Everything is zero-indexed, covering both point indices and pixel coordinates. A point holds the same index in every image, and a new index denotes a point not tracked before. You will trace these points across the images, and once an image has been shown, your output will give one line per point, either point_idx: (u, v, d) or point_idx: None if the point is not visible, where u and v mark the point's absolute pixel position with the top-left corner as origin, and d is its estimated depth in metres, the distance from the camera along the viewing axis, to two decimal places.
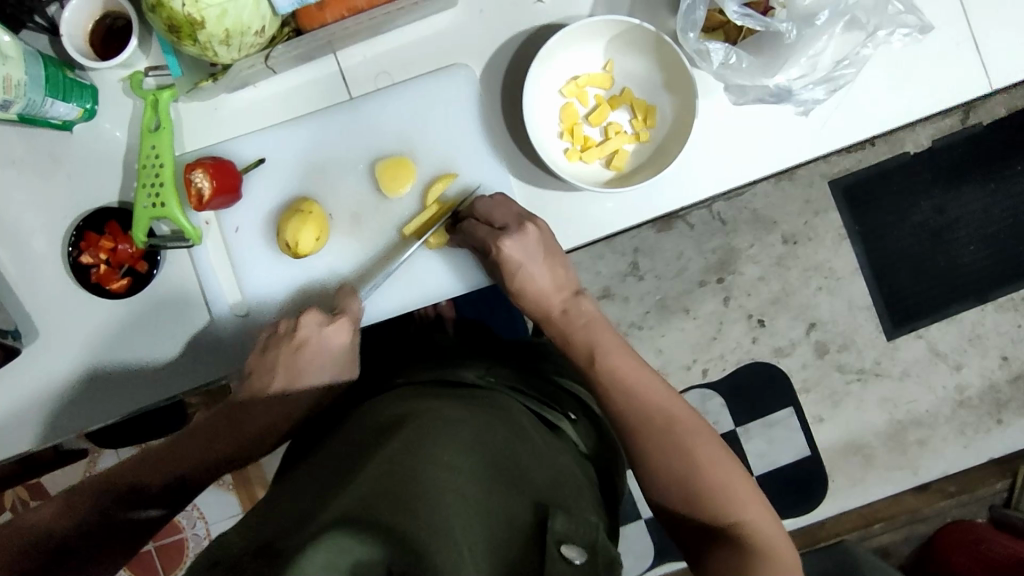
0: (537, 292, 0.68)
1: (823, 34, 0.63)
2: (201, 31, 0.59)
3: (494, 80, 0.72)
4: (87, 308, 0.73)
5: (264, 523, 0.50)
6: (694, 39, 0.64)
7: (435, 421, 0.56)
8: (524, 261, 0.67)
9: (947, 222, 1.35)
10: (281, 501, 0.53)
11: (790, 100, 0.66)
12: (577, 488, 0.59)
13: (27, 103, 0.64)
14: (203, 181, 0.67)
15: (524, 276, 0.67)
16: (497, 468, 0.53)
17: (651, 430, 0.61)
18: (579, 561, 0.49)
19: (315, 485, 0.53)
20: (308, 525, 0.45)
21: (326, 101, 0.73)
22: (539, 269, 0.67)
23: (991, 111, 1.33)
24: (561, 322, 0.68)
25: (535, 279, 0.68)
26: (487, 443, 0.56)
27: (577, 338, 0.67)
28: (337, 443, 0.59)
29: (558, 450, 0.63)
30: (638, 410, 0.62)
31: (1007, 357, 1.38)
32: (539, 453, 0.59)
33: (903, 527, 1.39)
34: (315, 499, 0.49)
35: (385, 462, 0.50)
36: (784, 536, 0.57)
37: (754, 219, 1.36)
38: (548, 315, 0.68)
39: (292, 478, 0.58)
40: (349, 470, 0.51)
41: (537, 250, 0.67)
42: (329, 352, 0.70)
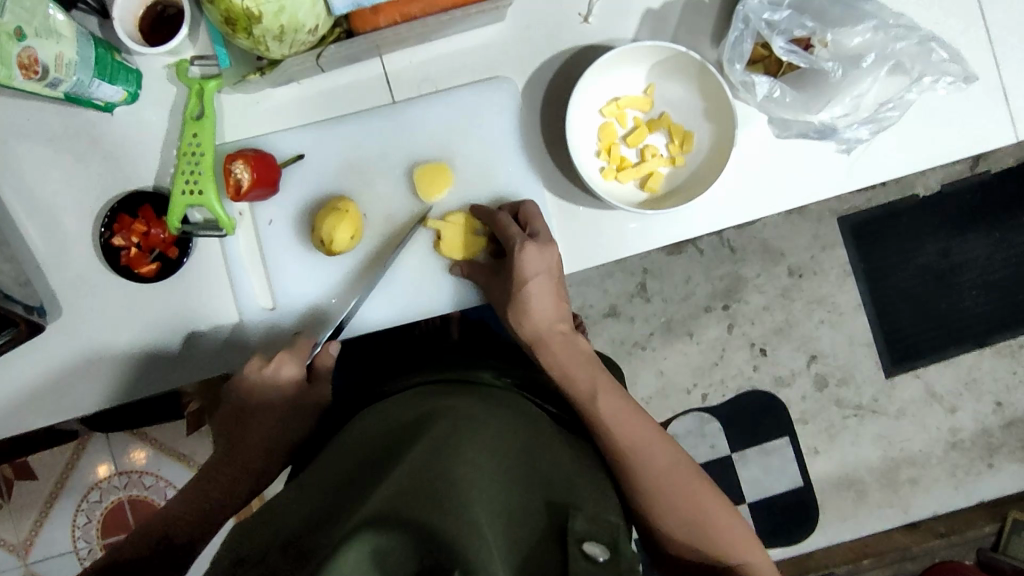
0: (541, 312, 0.69)
1: (867, 76, 0.66)
2: (256, 25, 0.60)
3: (535, 95, 0.73)
4: (112, 290, 0.73)
5: (287, 521, 0.48)
6: (741, 70, 0.66)
7: (459, 421, 0.55)
8: (538, 274, 0.68)
9: (951, 265, 1.37)
10: (303, 497, 0.52)
11: (833, 137, 0.67)
12: (599, 493, 0.59)
13: (75, 83, 0.65)
14: (243, 173, 0.68)
15: (531, 292, 0.68)
16: (521, 468, 0.53)
17: (648, 473, 0.64)
18: (603, 559, 0.47)
19: (339, 484, 0.52)
20: (333, 524, 0.44)
21: (370, 102, 0.73)
22: (548, 291, 0.69)
23: (1000, 160, 1.36)
24: (561, 349, 0.69)
25: (539, 301, 0.69)
26: (510, 442, 0.55)
27: (570, 363, 0.69)
28: (359, 440, 0.58)
29: (579, 457, 0.63)
30: (637, 451, 0.64)
31: (1002, 403, 1.40)
32: (560, 458, 0.59)
33: (890, 565, 1.40)
34: (338, 500, 0.48)
35: (410, 461, 0.49)
36: (776, 568, 0.64)
37: (763, 249, 1.38)
38: (546, 339, 0.69)
39: (311, 472, 0.57)
40: (374, 471, 0.50)
41: (550, 272, 0.69)
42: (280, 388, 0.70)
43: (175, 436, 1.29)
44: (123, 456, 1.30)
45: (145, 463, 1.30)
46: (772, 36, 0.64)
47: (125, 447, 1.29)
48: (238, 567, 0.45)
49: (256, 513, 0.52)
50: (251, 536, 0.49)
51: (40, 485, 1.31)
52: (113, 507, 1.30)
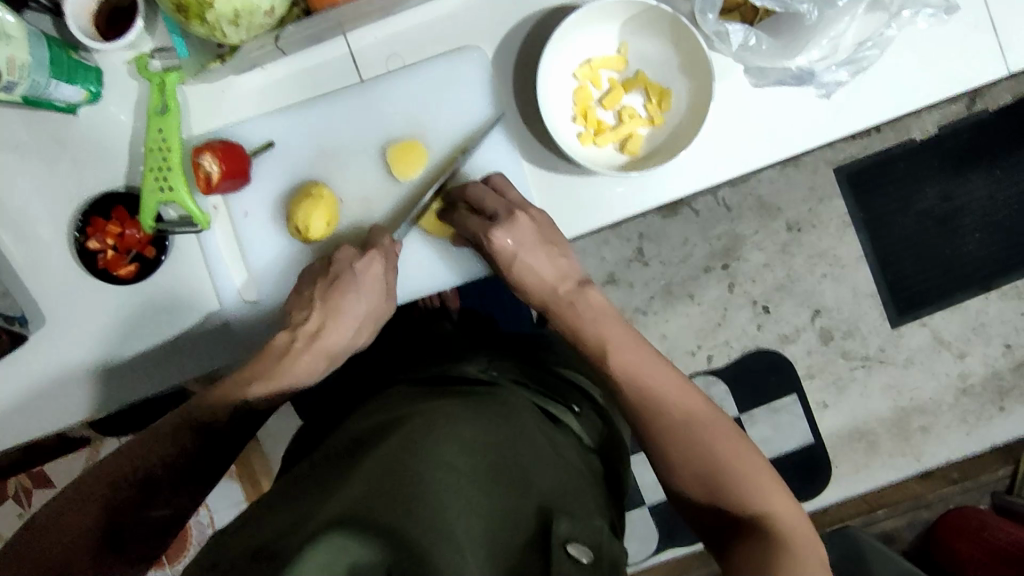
0: (537, 281, 0.68)
1: (845, 15, 0.62)
2: (210, 10, 0.58)
3: (506, 62, 0.70)
4: (93, 293, 0.72)
5: (265, 520, 0.49)
6: (713, 20, 0.63)
7: (436, 421, 0.56)
8: (518, 251, 0.67)
9: (952, 209, 1.35)
10: (283, 496, 0.53)
11: (812, 82, 0.65)
12: (580, 488, 0.59)
13: (31, 85, 0.63)
14: (212, 166, 0.66)
15: (522, 268, 0.67)
16: (499, 466, 0.53)
17: (665, 423, 0.61)
18: (585, 560, 0.47)
19: (316, 481, 0.53)
20: (301, 525, 0.45)
21: (336, 84, 0.71)
22: (538, 258, 0.67)
23: (998, 98, 1.32)
24: (567, 313, 0.67)
25: (534, 271, 0.68)
26: (489, 441, 0.55)
27: (581, 324, 0.66)
28: (338, 441, 0.59)
29: (561, 448, 0.63)
30: (652, 403, 0.62)
31: (1011, 345, 1.38)
32: (542, 451, 0.59)
33: (906, 513, 1.39)
34: (312, 499, 0.49)
35: (382, 464, 0.50)
36: (807, 521, 0.57)
37: (759, 206, 1.35)
38: (550, 307, 0.68)
39: (296, 471, 0.57)
40: (348, 470, 0.51)
41: (531, 239, 0.67)
42: (366, 285, 0.68)
43: None
44: None
45: None
46: None
47: None
48: (210, 573, 0.45)
49: (240, 515, 0.53)
50: (228, 536, 0.50)
51: (58, 491, 1.32)
52: None
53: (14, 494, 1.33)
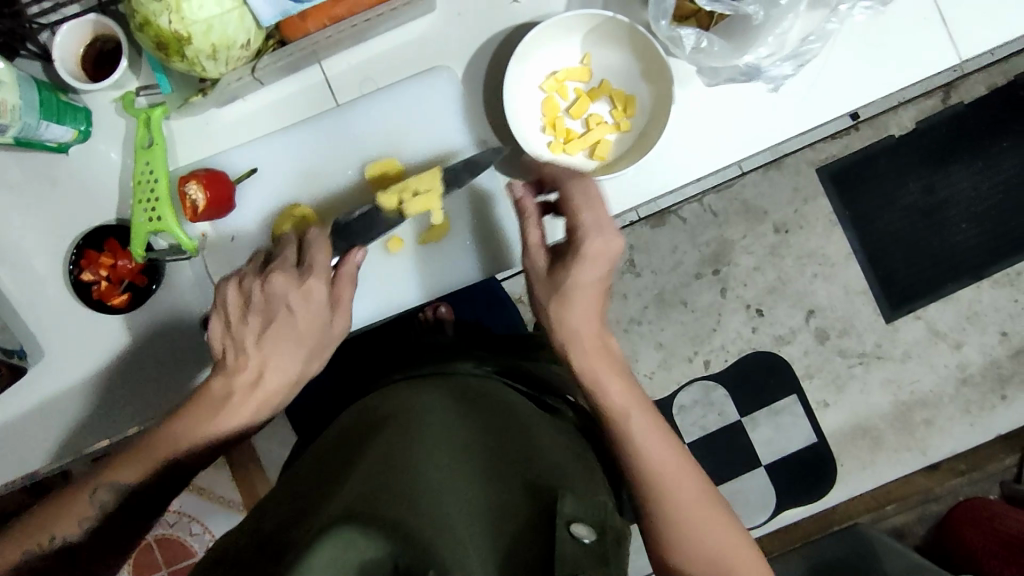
0: (586, 306, 0.62)
1: (789, 13, 0.64)
2: (187, 46, 0.62)
3: (475, 81, 0.74)
4: (91, 326, 0.74)
5: (269, 516, 0.51)
6: (666, 26, 0.66)
7: (430, 420, 0.58)
8: (598, 267, 0.61)
9: (937, 202, 1.37)
10: (284, 495, 0.54)
11: (761, 76, 0.67)
12: (579, 469, 0.60)
13: (22, 127, 0.66)
14: (197, 193, 0.69)
15: (583, 285, 0.61)
16: (495, 457, 0.55)
17: (665, 493, 0.57)
18: (589, 539, 0.47)
19: (315, 478, 0.54)
20: (307, 519, 0.46)
21: (315, 108, 0.75)
22: (595, 282, 0.62)
23: (972, 90, 1.35)
24: (595, 356, 0.61)
25: (589, 296, 0.61)
26: (483, 435, 0.57)
27: (603, 370, 0.61)
28: (334, 437, 0.60)
29: (559, 434, 0.65)
30: (654, 478, 0.57)
31: (1007, 333, 1.39)
32: (537, 438, 0.61)
33: (914, 508, 1.40)
34: (313, 494, 0.51)
35: (380, 460, 0.51)
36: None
37: (745, 210, 1.38)
38: (581, 333, 0.61)
39: (298, 469, 0.59)
40: (346, 465, 0.53)
41: (606, 266, 0.62)
42: (307, 314, 0.63)
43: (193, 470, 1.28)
44: None
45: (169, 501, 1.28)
46: None
47: None
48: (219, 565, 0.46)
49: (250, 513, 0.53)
50: (231, 538, 0.50)
51: None
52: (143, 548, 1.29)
53: None
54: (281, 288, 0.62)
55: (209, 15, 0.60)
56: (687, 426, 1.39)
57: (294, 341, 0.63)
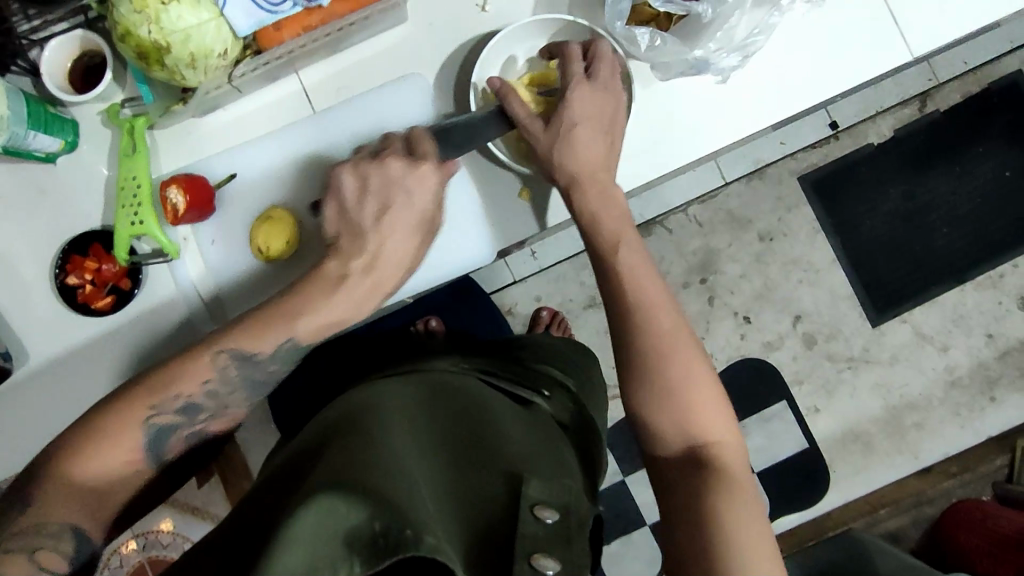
0: (588, 158, 0.68)
1: (734, 10, 0.67)
2: (167, 55, 0.65)
3: (448, 88, 0.77)
4: (80, 332, 0.76)
5: (251, 500, 0.52)
6: (621, 27, 0.69)
7: (404, 415, 0.59)
8: (592, 114, 0.68)
9: (917, 207, 1.39)
10: (265, 482, 0.55)
11: (710, 69, 0.70)
12: (552, 456, 0.61)
13: (11, 136, 0.69)
14: (177, 197, 0.72)
15: (580, 136, 0.68)
16: (465, 448, 0.57)
17: (665, 360, 0.62)
18: (552, 521, 0.49)
19: (293, 465, 0.55)
20: (286, 497, 0.48)
21: (292, 115, 0.77)
22: (593, 134, 0.68)
23: (947, 98, 1.38)
24: (596, 205, 0.68)
25: (586, 144, 0.68)
26: (456, 428, 0.59)
27: (607, 218, 0.68)
28: (313, 428, 0.61)
29: (535, 425, 0.66)
30: (659, 347, 0.62)
31: (993, 334, 1.40)
32: (511, 428, 0.62)
33: (909, 512, 1.40)
34: (291, 479, 0.52)
35: (356, 445, 0.53)
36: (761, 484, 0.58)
37: (730, 219, 1.40)
38: (601, 215, 0.68)
39: (279, 458, 0.60)
40: (324, 451, 0.54)
41: (602, 116, 0.69)
42: (415, 184, 0.68)
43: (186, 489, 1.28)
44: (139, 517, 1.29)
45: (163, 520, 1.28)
46: None
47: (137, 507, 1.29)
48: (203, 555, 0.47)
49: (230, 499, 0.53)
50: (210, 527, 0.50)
51: None
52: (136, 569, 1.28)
53: None
54: (396, 172, 0.68)
55: (187, 26, 0.64)
56: None
57: (410, 226, 0.69)
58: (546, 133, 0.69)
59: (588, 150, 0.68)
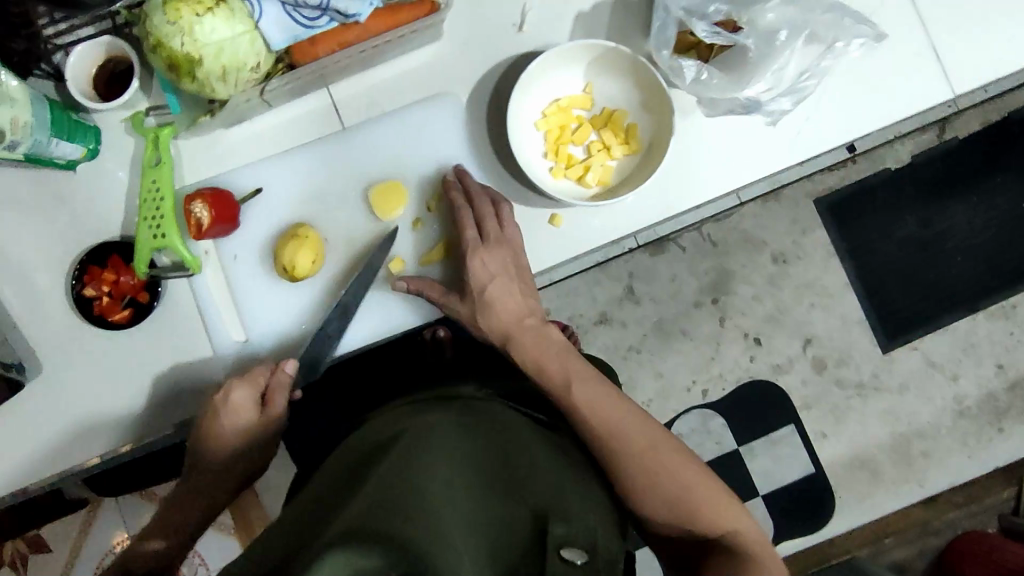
0: (505, 305, 0.70)
1: (786, 49, 0.68)
2: (199, 68, 0.63)
3: (479, 106, 0.75)
4: (93, 344, 0.74)
5: (276, 542, 0.50)
6: (667, 56, 0.69)
7: (431, 437, 0.57)
8: (494, 279, 0.70)
9: (933, 235, 1.38)
10: (292, 521, 0.54)
11: (759, 110, 0.70)
12: (581, 488, 0.59)
13: (33, 144, 0.67)
14: (202, 212, 0.70)
15: (494, 292, 0.70)
16: (495, 475, 0.55)
17: (625, 454, 0.63)
18: (579, 561, 0.48)
19: (318, 504, 0.54)
20: (310, 544, 0.46)
21: (321, 130, 0.76)
22: (507, 291, 0.70)
23: (967, 126, 1.37)
24: (533, 347, 0.69)
25: (504, 300, 0.70)
26: (484, 453, 0.57)
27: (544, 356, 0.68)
28: (338, 464, 0.60)
29: (563, 452, 0.64)
30: (610, 434, 0.64)
31: (1003, 365, 1.39)
32: (538, 456, 0.60)
33: (913, 541, 1.39)
34: (317, 519, 0.51)
35: (380, 480, 0.51)
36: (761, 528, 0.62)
37: (744, 240, 1.38)
38: (513, 333, 0.70)
39: (306, 493, 0.59)
40: (349, 489, 0.53)
41: (506, 272, 0.70)
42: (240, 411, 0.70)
43: None
44: (135, 520, 1.27)
45: None
46: (693, 22, 0.66)
47: (135, 509, 1.26)
48: None
49: (256, 540, 0.52)
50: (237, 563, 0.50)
51: (53, 557, 1.27)
52: None
53: (10, 561, 1.28)
54: (239, 401, 0.70)
55: (221, 38, 0.62)
56: None
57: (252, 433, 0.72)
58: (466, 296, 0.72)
59: (507, 303, 0.70)
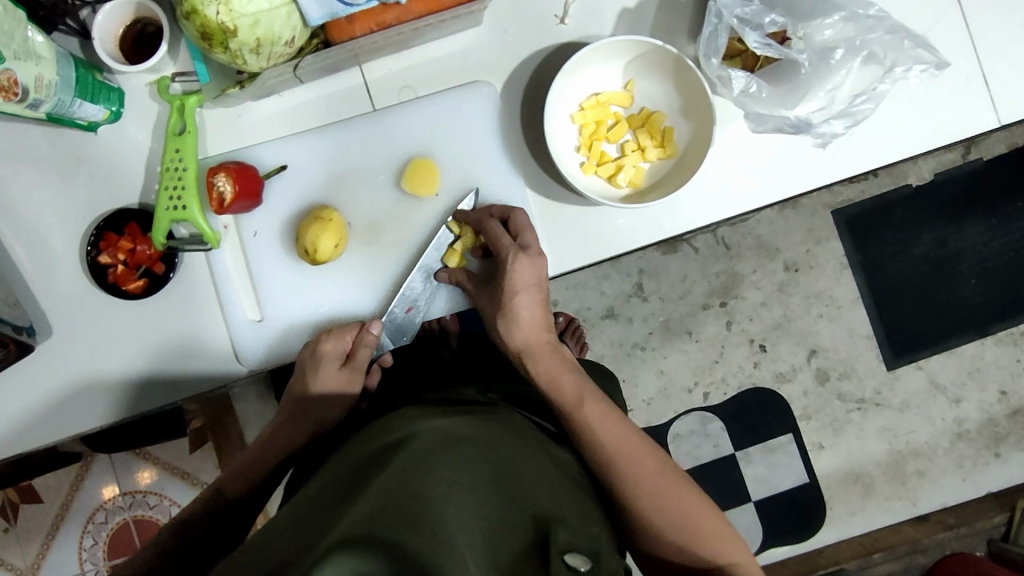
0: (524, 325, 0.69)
1: (841, 68, 0.66)
2: (233, 39, 0.61)
3: (512, 97, 0.73)
4: (103, 309, 0.73)
5: (272, 544, 0.48)
6: (716, 64, 0.67)
7: (434, 443, 0.55)
8: (534, 273, 0.68)
9: (949, 254, 1.37)
10: (290, 520, 0.51)
11: (809, 132, 0.68)
12: (580, 504, 0.59)
13: (56, 103, 0.65)
14: (225, 185, 0.68)
15: (518, 302, 0.68)
16: (497, 478, 0.54)
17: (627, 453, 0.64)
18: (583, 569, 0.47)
19: (318, 507, 0.51)
20: (311, 547, 0.44)
21: (352, 111, 0.74)
22: (526, 280, 0.68)
23: (993, 148, 1.36)
24: (544, 363, 0.68)
25: (521, 312, 0.68)
26: (488, 459, 0.55)
27: (556, 375, 0.67)
28: (336, 469, 0.57)
29: (563, 466, 0.63)
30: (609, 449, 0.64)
31: (1007, 391, 1.39)
32: (541, 469, 0.60)
33: (901, 558, 1.39)
34: (320, 519, 0.49)
35: (386, 483, 0.49)
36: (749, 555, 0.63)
37: (757, 245, 1.37)
38: (531, 341, 0.69)
39: (301, 495, 0.56)
40: (350, 494, 0.50)
41: (539, 285, 0.69)
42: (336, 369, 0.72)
43: (179, 454, 1.26)
44: (129, 478, 1.27)
45: (150, 482, 1.26)
46: (745, 32, 0.64)
47: (129, 467, 1.26)
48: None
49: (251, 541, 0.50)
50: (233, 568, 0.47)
51: (44, 508, 1.27)
52: (119, 528, 1.27)
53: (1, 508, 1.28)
54: (329, 350, 0.72)
55: (258, 9, 0.60)
56: (681, 456, 1.39)
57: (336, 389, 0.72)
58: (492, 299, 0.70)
59: (528, 275, 0.68)
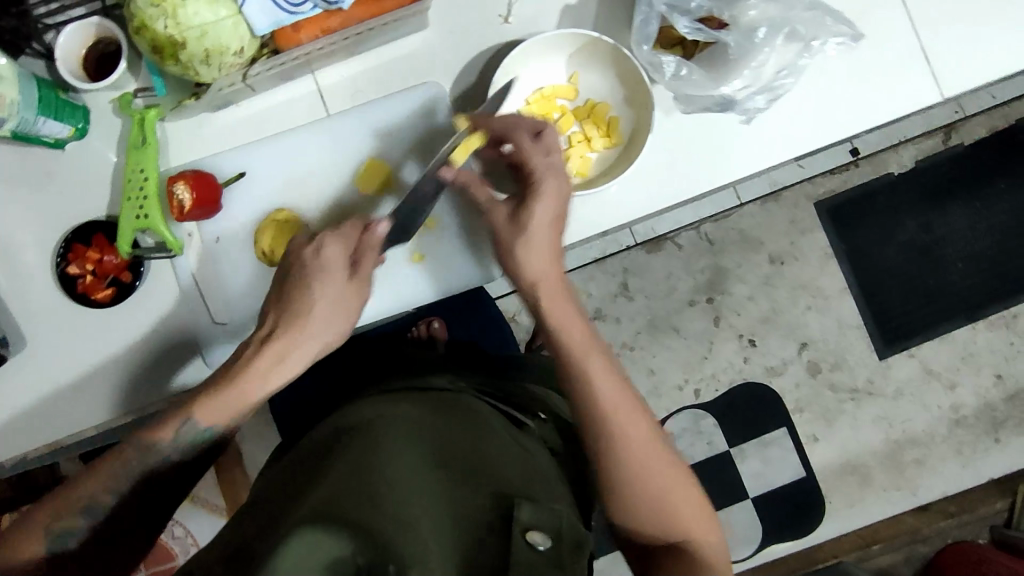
0: (538, 245, 0.65)
1: (765, 46, 0.68)
2: (182, 51, 0.64)
3: (463, 97, 0.75)
4: (76, 320, 0.76)
5: (241, 525, 0.49)
6: (648, 51, 0.69)
7: (395, 425, 0.56)
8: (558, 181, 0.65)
9: (933, 240, 1.37)
10: (257, 503, 0.52)
11: (734, 109, 0.69)
12: (547, 482, 0.60)
13: (20, 121, 0.68)
14: (184, 194, 0.71)
15: (536, 225, 0.64)
16: (458, 457, 0.54)
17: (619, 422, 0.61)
18: (543, 547, 0.48)
19: (283, 489, 0.52)
20: (275, 524, 0.45)
21: (307, 117, 0.76)
22: (552, 199, 0.64)
23: (973, 132, 1.35)
24: (554, 301, 0.64)
25: (537, 237, 0.65)
26: (450, 439, 0.56)
27: (558, 311, 0.64)
28: (302, 453, 0.58)
29: (529, 449, 0.64)
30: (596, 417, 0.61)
31: (1002, 375, 1.38)
32: (509, 450, 0.60)
33: (902, 548, 1.38)
34: (285, 499, 0.50)
35: (348, 463, 0.50)
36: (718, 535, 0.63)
37: (740, 239, 1.37)
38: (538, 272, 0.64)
39: (269, 479, 0.57)
40: (314, 475, 0.51)
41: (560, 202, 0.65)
42: (344, 287, 0.64)
43: None
44: None
45: None
46: (674, 17, 0.66)
47: None
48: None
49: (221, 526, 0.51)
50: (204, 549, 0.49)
51: None
52: None
53: None
54: (333, 257, 0.64)
55: (204, 21, 0.63)
56: None
57: (335, 307, 0.64)
58: (509, 216, 0.65)
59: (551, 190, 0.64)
